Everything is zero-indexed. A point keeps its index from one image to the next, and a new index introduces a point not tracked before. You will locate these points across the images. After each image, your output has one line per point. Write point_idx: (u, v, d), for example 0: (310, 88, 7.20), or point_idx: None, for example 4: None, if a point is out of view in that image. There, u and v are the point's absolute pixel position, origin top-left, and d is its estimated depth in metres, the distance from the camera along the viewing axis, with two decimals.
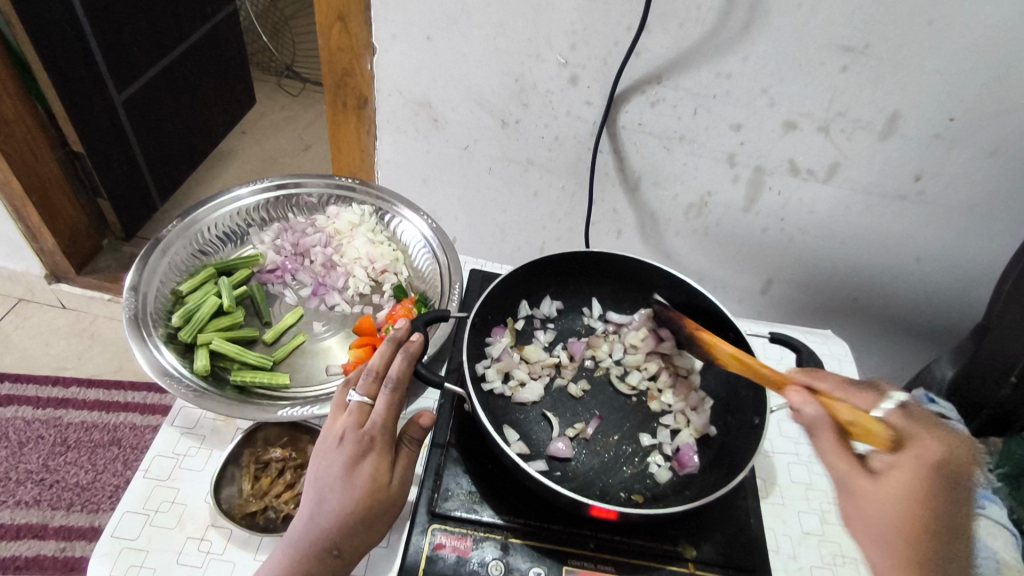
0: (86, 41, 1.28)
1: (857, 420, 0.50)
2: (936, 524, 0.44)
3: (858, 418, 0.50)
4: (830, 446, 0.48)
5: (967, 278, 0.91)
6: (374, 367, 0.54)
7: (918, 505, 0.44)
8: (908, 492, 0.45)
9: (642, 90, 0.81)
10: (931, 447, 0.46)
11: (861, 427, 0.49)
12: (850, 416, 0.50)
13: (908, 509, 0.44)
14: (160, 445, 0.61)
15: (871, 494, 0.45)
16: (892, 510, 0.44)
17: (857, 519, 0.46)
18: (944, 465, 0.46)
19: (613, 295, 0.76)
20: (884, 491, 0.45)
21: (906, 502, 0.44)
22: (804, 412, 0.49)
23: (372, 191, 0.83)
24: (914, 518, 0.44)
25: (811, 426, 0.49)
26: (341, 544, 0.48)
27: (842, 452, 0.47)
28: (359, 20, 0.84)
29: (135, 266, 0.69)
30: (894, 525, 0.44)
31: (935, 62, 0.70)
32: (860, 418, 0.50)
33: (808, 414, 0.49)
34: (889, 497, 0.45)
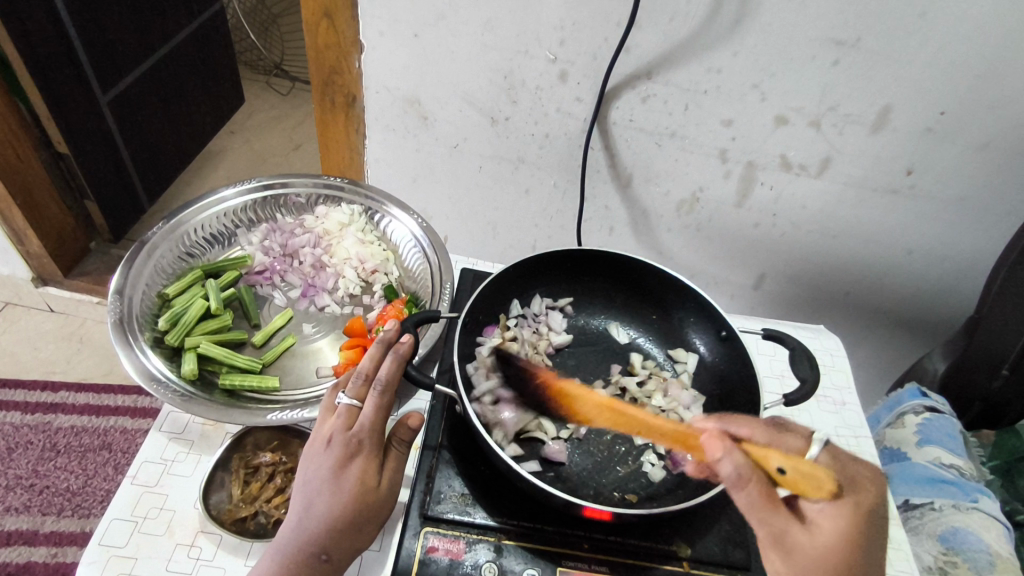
0: (70, 41, 1.26)
1: (789, 468, 0.48)
2: (865, 569, 0.44)
3: (790, 467, 0.48)
4: (757, 502, 0.45)
5: (959, 272, 0.91)
6: (363, 370, 0.53)
7: (851, 552, 0.44)
8: (841, 541, 0.45)
9: (632, 86, 0.81)
10: (860, 493, 0.47)
11: (794, 476, 0.48)
12: (779, 464, 0.48)
13: (842, 558, 0.44)
14: (147, 451, 0.60)
15: (809, 548, 0.44)
16: (826, 560, 0.44)
17: (789, 571, 0.45)
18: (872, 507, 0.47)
19: (605, 293, 0.75)
20: (820, 542, 0.45)
21: (842, 550, 0.44)
22: (726, 468, 0.45)
23: (361, 190, 0.82)
24: (847, 567, 0.44)
25: (735, 483, 0.45)
26: (330, 549, 0.48)
27: (773, 506, 0.45)
28: (345, 17, 0.83)
29: (120, 269, 0.68)
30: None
31: (926, 54, 0.69)
32: (792, 468, 0.48)
33: (728, 473, 0.45)
34: (825, 548, 0.44)
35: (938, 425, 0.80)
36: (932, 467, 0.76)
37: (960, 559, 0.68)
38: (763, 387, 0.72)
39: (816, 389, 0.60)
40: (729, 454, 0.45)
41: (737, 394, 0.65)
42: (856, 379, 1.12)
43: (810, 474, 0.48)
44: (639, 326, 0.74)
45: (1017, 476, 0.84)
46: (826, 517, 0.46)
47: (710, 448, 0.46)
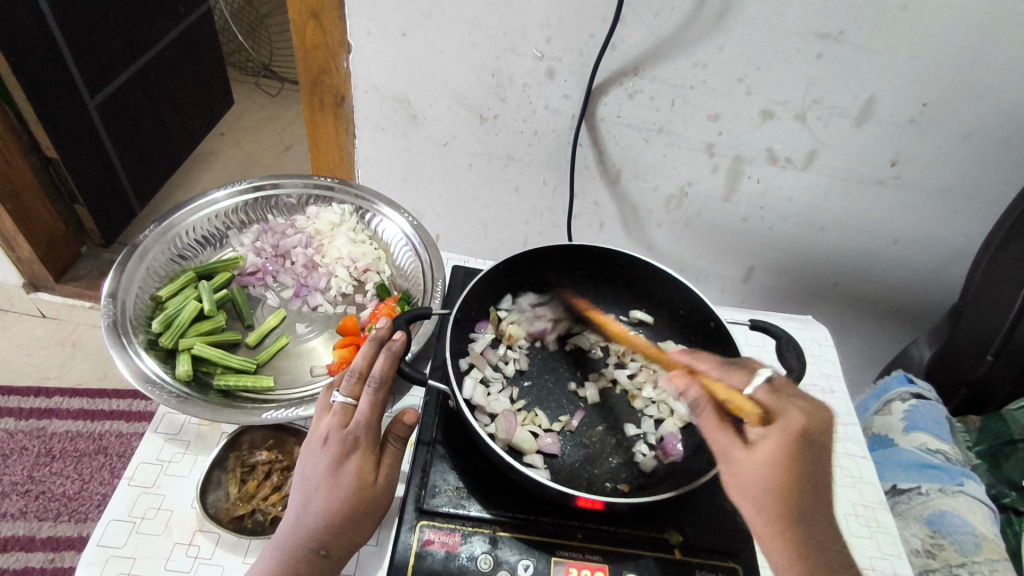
0: (57, 45, 1.26)
1: (730, 399, 0.52)
2: (802, 487, 0.46)
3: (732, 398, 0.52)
4: (710, 420, 0.51)
5: (943, 260, 0.93)
6: (357, 368, 0.54)
7: (786, 472, 0.46)
8: (777, 461, 0.47)
9: (619, 82, 0.82)
10: (795, 417, 0.49)
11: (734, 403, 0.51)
12: (723, 395, 0.52)
13: (777, 474, 0.46)
14: (144, 452, 0.61)
15: (746, 463, 0.47)
16: (762, 474, 0.47)
17: (736, 486, 0.48)
18: (807, 430, 0.48)
19: (595, 287, 0.76)
20: (757, 459, 0.47)
21: (774, 467, 0.47)
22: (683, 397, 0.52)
23: (351, 190, 0.82)
24: (782, 483, 0.46)
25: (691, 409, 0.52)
26: (329, 544, 0.49)
27: (716, 424, 0.50)
28: (333, 17, 0.83)
29: (113, 272, 0.69)
30: (765, 490, 0.46)
31: (909, 46, 0.70)
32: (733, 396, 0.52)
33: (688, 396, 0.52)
34: (762, 465, 0.47)
35: (924, 411, 0.81)
36: (919, 452, 0.78)
37: (947, 541, 0.69)
38: None
39: (802, 378, 0.61)
40: (683, 390, 0.53)
41: None
42: (846, 369, 1.13)
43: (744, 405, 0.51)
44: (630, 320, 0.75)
45: (1004, 460, 0.84)
46: (765, 437, 0.48)
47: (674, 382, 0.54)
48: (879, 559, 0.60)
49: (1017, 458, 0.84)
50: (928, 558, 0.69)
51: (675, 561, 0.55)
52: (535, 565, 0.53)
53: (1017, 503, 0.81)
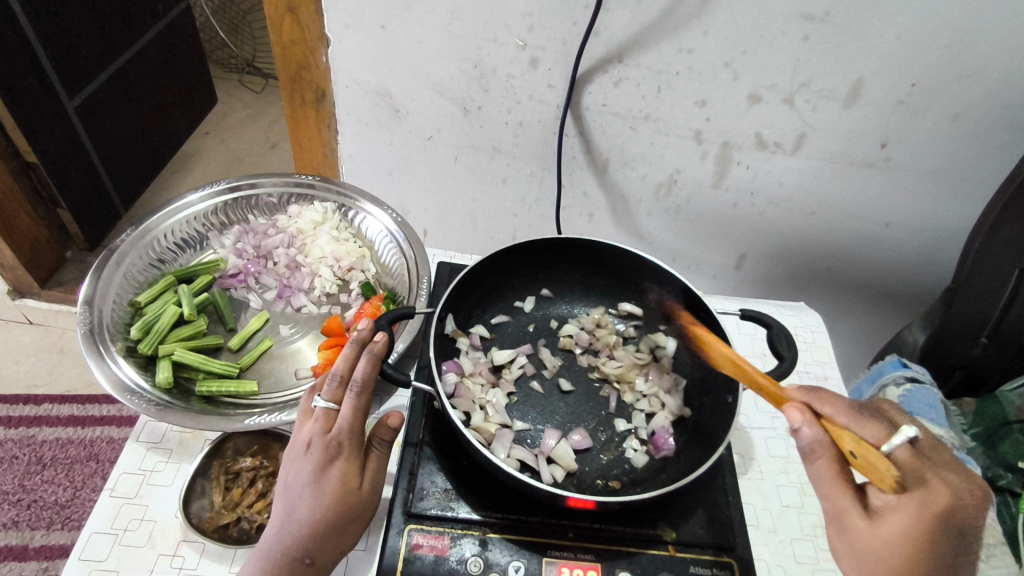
0: (32, 48, 1.23)
1: (860, 455, 0.45)
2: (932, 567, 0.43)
3: (861, 455, 0.45)
4: (824, 475, 0.46)
5: (935, 242, 0.92)
6: (338, 371, 0.52)
7: (913, 551, 0.43)
8: (903, 541, 0.44)
9: (604, 70, 0.80)
10: (939, 495, 0.43)
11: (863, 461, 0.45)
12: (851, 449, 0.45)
13: (899, 554, 0.44)
14: (125, 462, 0.59)
15: (864, 536, 0.45)
16: (880, 549, 0.44)
17: (846, 549, 0.46)
18: (949, 512, 0.43)
19: (583, 280, 0.75)
20: (877, 533, 0.44)
21: (899, 547, 0.44)
22: (801, 434, 0.47)
23: (334, 187, 0.81)
24: (906, 563, 0.44)
25: (805, 453, 0.47)
26: (314, 551, 0.47)
27: (835, 484, 0.46)
28: (309, 11, 0.81)
29: (89, 278, 0.67)
30: (882, 563, 0.44)
31: (896, 27, 0.69)
32: (863, 453, 0.45)
33: (801, 438, 0.47)
34: (885, 542, 0.44)
35: (918, 395, 0.80)
36: None
37: None
38: None
39: (795, 365, 0.60)
40: (802, 427, 0.46)
41: (718, 378, 0.64)
42: (840, 353, 1.12)
43: (876, 466, 0.44)
44: (621, 313, 0.74)
45: (999, 442, 0.84)
46: (892, 509, 0.44)
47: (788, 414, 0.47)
48: None
49: (1013, 440, 0.83)
50: None
51: (668, 558, 0.54)
52: (527, 567, 0.52)
53: (1013, 485, 0.81)
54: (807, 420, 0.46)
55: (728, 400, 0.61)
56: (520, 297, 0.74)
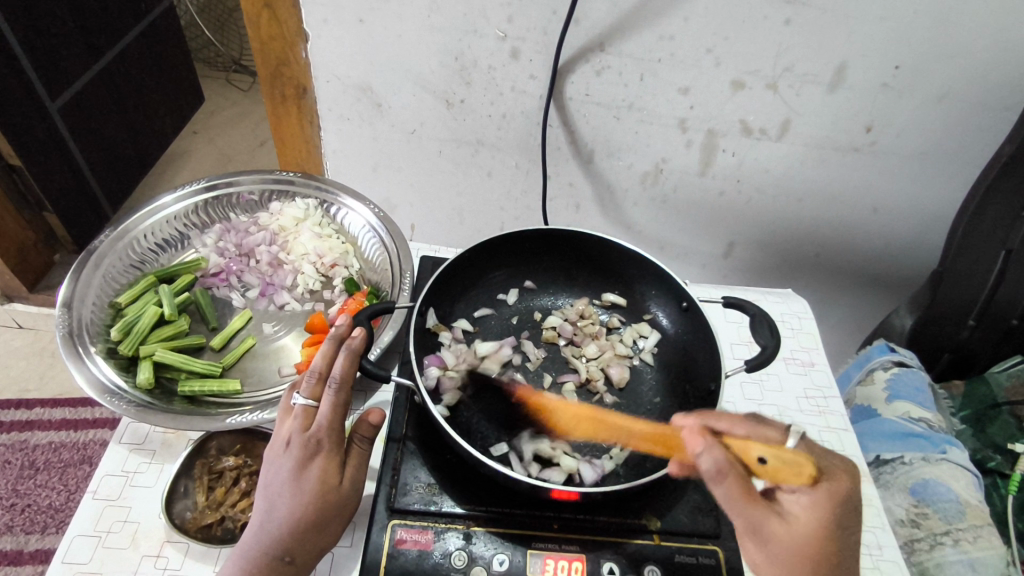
0: (12, 50, 1.21)
1: (769, 458, 0.48)
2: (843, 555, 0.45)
3: (770, 456, 0.48)
4: (736, 494, 0.45)
5: (923, 225, 0.91)
6: (316, 369, 0.52)
7: (828, 542, 0.45)
8: (820, 534, 0.45)
9: (586, 59, 0.79)
10: (839, 481, 0.47)
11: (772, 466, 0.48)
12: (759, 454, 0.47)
13: (815, 544, 0.45)
14: (108, 464, 0.59)
15: (789, 541, 0.45)
16: (800, 544, 0.45)
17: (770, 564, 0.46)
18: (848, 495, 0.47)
19: (566, 271, 0.75)
20: (794, 529, 0.45)
21: (820, 541, 0.45)
22: (702, 461, 0.46)
23: (315, 182, 0.81)
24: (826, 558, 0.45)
25: (713, 477, 0.46)
26: (293, 550, 0.47)
27: (750, 499, 0.45)
28: (286, 6, 0.80)
29: (67, 280, 0.66)
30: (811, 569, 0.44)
31: (879, 7, 0.68)
32: (769, 457, 0.48)
33: (706, 464, 0.46)
34: (805, 537, 0.45)
35: (905, 379, 0.81)
36: (901, 421, 0.77)
37: (931, 510, 0.69)
38: (727, 353, 0.73)
39: (778, 353, 0.60)
40: (708, 450, 0.46)
41: (701, 366, 0.64)
42: (831, 338, 1.13)
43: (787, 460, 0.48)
44: (604, 304, 0.74)
45: (988, 424, 0.84)
46: (800, 504, 0.47)
47: (691, 443, 0.47)
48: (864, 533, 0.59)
49: (1002, 422, 0.83)
50: (913, 527, 0.69)
51: (653, 547, 0.54)
52: (512, 559, 0.52)
53: (1002, 466, 0.81)
54: (710, 443, 0.47)
55: (711, 389, 0.61)
56: (504, 289, 0.74)
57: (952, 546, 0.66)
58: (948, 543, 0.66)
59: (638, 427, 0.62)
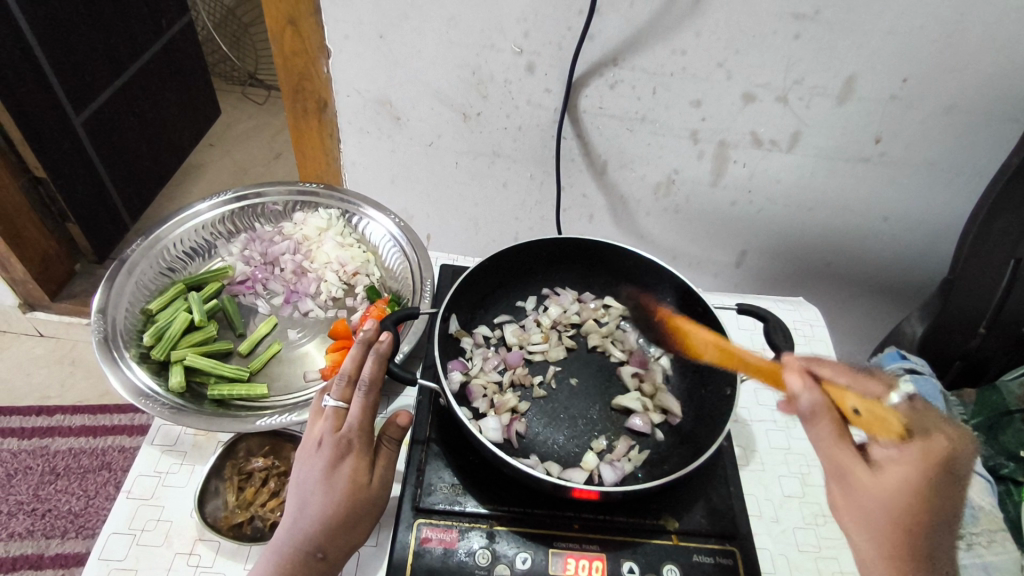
0: (39, 65, 1.25)
1: (864, 408, 0.47)
2: (929, 513, 0.46)
3: (865, 408, 0.47)
4: (829, 434, 0.47)
5: (932, 234, 0.93)
6: (346, 371, 0.54)
7: (911, 502, 0.45)
8: (906, 490, 0.45)
9: (600, 73, 0.82)
10: (937, 442, 0.47)
11: (867, 417, 0.47)
12: (855, 402, 0.47)
13: (901, 501, 0.45)
14: (141, 465, 0.61)
15: (870, 490, 0.46)
16: (886, 498, 0.46)
17: (850, 505, 0.48)
18: (947, 459, 0.46)
19: (583, 278, 0.77)
20: (880, 484, 0.46)
21: (901, 497, 0.45)
22: (804, 400, 0.47)
23: (337, 194, 0.83)
24: (907, 512, 0.46)
25: (809, 416, 0.47)
26: (325, 546, 0.49)
27: (843, 442, 0.47)
28: (310, 22, 0.83)
29: (101, 287, 0.69)
30: (888, 516, 0.46)
31: (886, 22, 0.70)
32: (865, 406, 0.47)
33: (806, 402, 0.47)
34: (889, 491, 0.46)
35: (917, 386, 0.81)
36: None
37: None
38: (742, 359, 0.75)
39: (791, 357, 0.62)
40: (808, 389, 0.47)
41: (715, 369, 0.66)
42: (842, 347, 1.13)
43: (882, 415, 0.47)
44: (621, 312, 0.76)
45: (1001, 432, 0.84)
46: (894, 460, 0.47)
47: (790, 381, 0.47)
48: None
49: (1014, 429, 0.83)
50: None
51: (671, 547, 0.55)
52: (534, 558, 0.53)
53: (1015, 473, 0.82)
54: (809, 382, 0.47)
55: (728, 392, 0.62)
56: (523, 297, 0.76)
57: (967, 550, 0.67)
58: (964, 547, 0.67)
59: (655, 431, 0.63)
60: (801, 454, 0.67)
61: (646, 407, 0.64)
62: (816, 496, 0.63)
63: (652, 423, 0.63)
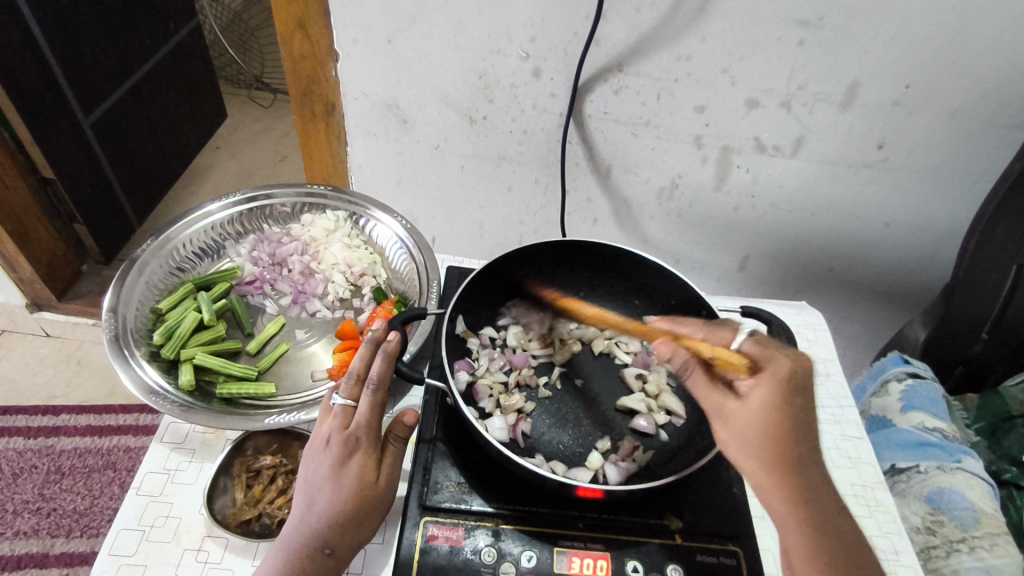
0: (49, 66, 1.26)
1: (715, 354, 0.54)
2: (792, 426, 0.48)
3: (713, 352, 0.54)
4: (701, 384, 0.53)
5: (935, 240, 0.93)
6: (354, 371, 0.55)
7: (775, 417, 0.48)
8: (767, 406, 0.48)
9: (605, 78, 0.83)
10: (783, 363, 0.50)
11: (721, 358, 0.54)
12: (712, 353, 0.54)
13: (769, 419, 0.48)
14: (151, 462, 0.61)
15: (741, 415, 0.49)
16: (755, 427, 0.48)
17: (732, 441, 0.49)
18: (793, 375, 0.49)
19: (588, 281, 0.78)
20: (747, 410, 0.48)
21: (769, 415, 0.48)
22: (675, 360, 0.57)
23: (345, 196, 0.84)
24: (777, 428, 0.48)
25: (684, 368, 0.56)
26: (333, 542, 0.50)
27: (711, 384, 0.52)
28: (318, 27, 0.84)
29: (112, 286, 0.70)
30: (761, 437, 0.48)
31: (889, 29, 0.71)
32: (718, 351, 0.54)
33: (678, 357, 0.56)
34: (754, 414, 0.48)
35: (920, 390, 0.82)
36: (916, 430, 0.78)
37: (947, 518, 0.70)
38: None
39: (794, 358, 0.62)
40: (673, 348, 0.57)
41: None
42: (845, 351, 1.14)
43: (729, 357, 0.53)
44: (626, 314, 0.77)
45: (1003, 436, 0.85)
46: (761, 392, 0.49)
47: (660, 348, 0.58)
48: (879, 537, 0.61)
49: (1017, 433, 0.84)
50: (930, 535, 0.70)
51: (675, 547, 0.55)
52: (539, 556, 0.54)
53: (1018, 478, 0.82)
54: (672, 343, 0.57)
55: None
56: (529, 299, 0.77)
57: (968, 553, 0.68)
58: (964, 551, 0.68)
59: (660, 432, 0.64)
60: None
61: (651, 408, 0.66)
62: None
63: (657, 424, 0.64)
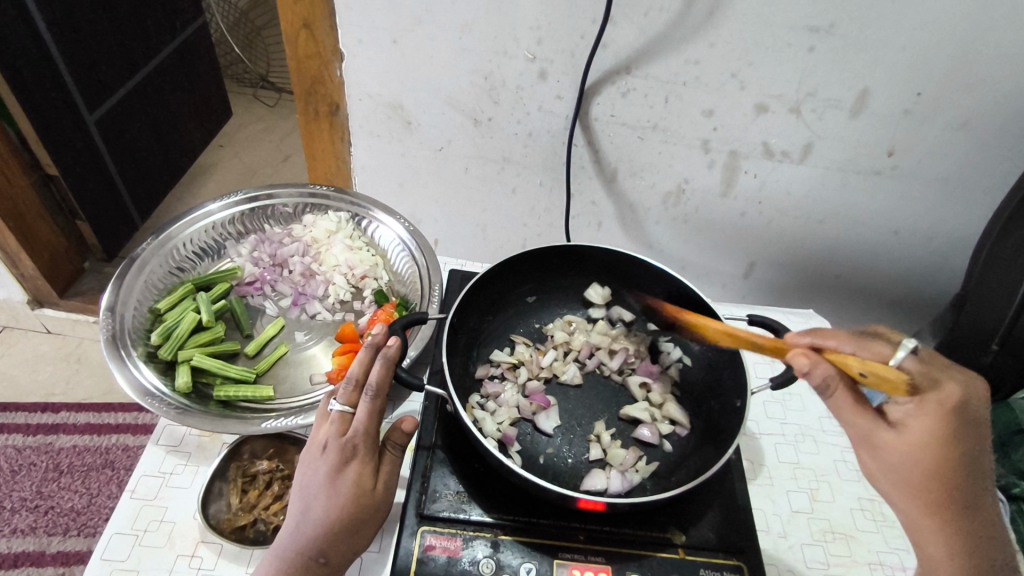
0: (53, 61, 1.26)
1: (870, 373, 0.48)
2: (962, 460, 0.47)
3: (871, 372, 0.48)
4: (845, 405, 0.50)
5: (944, 249, 0.92)
6: (353, 376, 0.53)
7: (940, 453, 0.47)
8: (931, 441, 0.47)
9: (612, 81, 0.82)
10: (949, 391, 0.47)
11: (873, 377, 0.48)
12: (862, 368, 0.48)
13: (930, 456, 0.47)
14: (146, 465, 0.61)
15: (892, 446, 0.48)
16: (910, 459, 0.47)
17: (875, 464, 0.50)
18: (961, 404, 0.47)
19: (591, 287, 0.77)
20: (902, 442, 0.48)
21: (926, 450, 0.47)
22: (810, 376, 0.49)
23: (348, 197, 0.83)
24: (938, 463, 0.47)
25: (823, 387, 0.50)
26: (328, 552, 0.49)
27: (861, 410, 0.49)
28: (324, 27, 0.83)
29: (111, 285, 0.69)
30: (916, 469, 0.48)
31: (902, 35, 0.70)
32: (870, 369, 0.48)
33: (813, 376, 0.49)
34: (909, 446, 0.47)
35: None
36: None
37: None
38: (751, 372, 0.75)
39: None
40: (813, 366, 0.49)
41: (726, 382, 0.66)
42: None
43: (891, 377, 0.47)
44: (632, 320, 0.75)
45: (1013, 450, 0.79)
46: (910, 416, 0.48)
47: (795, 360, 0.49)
48: (886, 553, 0.60)
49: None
50: None
51: (678, 561, 0.54)
52: (538, 568, 0.52)
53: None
54: (814, 362, 0.49)
55: (739, 405, 0.62)
56: (531, 304, 0.76)
57: None
58: None
59: (662, 442, 0.63)
60: (810, 469, 0.66)
61: (654, 417, 0.65)
62: (824, 512, 0.62)
63: (661, 434, 0.64)
